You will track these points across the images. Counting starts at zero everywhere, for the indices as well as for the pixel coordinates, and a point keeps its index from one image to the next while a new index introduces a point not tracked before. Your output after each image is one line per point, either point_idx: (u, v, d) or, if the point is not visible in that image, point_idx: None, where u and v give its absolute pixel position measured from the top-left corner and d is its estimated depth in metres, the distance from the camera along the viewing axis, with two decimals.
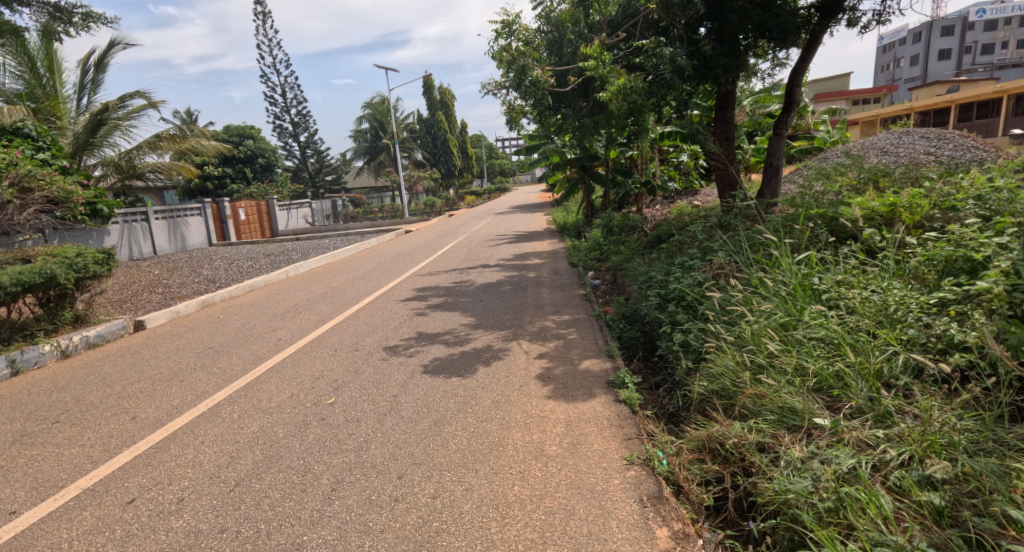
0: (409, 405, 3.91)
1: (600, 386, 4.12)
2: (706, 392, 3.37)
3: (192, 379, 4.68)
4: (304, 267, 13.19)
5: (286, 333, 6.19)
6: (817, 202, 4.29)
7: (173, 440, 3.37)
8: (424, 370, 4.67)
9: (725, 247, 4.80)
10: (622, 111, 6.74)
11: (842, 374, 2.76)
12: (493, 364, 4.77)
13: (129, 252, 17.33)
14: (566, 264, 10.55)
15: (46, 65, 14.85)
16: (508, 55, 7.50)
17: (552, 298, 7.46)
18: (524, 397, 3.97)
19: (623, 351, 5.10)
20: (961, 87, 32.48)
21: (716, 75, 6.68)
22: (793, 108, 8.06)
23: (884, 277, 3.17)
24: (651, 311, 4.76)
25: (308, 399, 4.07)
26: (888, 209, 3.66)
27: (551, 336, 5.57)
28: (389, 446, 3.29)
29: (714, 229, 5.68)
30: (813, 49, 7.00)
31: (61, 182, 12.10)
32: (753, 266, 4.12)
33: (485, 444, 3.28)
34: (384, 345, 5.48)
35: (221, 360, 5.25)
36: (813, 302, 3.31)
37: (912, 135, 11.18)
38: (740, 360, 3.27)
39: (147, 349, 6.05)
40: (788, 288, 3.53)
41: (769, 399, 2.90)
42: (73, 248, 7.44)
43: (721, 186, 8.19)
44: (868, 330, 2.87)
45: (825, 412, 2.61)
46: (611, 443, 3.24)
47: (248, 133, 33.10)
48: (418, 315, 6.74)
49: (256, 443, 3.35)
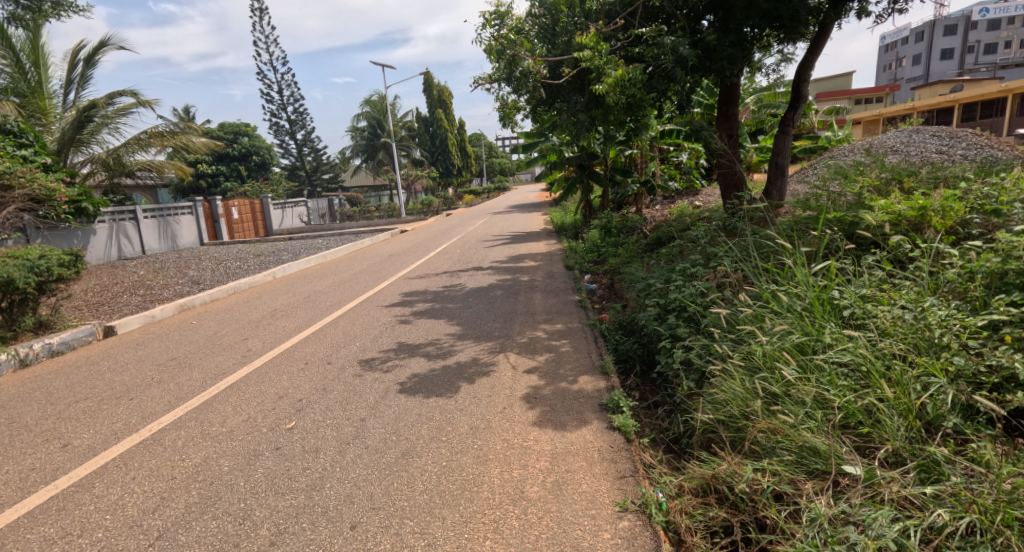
0: (377, 432, 3.47)
1: (592, 411, 3.69)
2: (711, 421, 2.96)
3: (142, 398, 4.23)
4: (292, 268, 12.76)
5: (257, 343, 5.77)
6: (834, 203, 3.82)
7: (99, 477, 2.96)
8: (401, 389, 4.23)
9: (731, 254, 4.37)
10: (620, 105, 6.31)
11: (873, 408, 2.33)
12: (477, 382, 4.34)
13: (117, 252, 16.86)
14: (562, 267, 10.12)
15: (32, 60, 14.39)
16: (499, 45, 7.04)
17: (545, 304, 7.04)
18: (508, 423, 3.55)
19: (619, 365, 4.69)
20: (964, 86, 32.13)
21: (721, 67, 6.24)
22: (800, 104, 7.62)
23: (916, 292, 2.74)
24: (649, 322, 4.35)
25: (265, 424, 3.63)
26: (917, 213, 3.19)
27: (542, 349, 5.13)
28: (348, 485, 2.86)
29: (718, 233, 5.24)
30: (822, 42, 6.68)
31: (43, 180, 11.64)
32: (763, 276, 3.67)
33: (457, 483, 2.85)
34: (360, 358, 5.04)
35: (179, 375, 4.81)
36: (834, 320, 2.88)
37: (922, 133, 10.72)
38: (750, 387, 2.85)
39: (106, 360, 5.61)
40: (804, 302, 3.09)
41: (785, 435, 2.48)
42: (38, 249, 7.01)
43: (725, 191, 7.75)
44: (902, 355, 2.45)
45: (855, 458, 2.18)
46: (602, 483, 2.80)
47: (243, 130, 32.31)
48: (401, 323, 6.32)
49: (195, 479, 2.93)
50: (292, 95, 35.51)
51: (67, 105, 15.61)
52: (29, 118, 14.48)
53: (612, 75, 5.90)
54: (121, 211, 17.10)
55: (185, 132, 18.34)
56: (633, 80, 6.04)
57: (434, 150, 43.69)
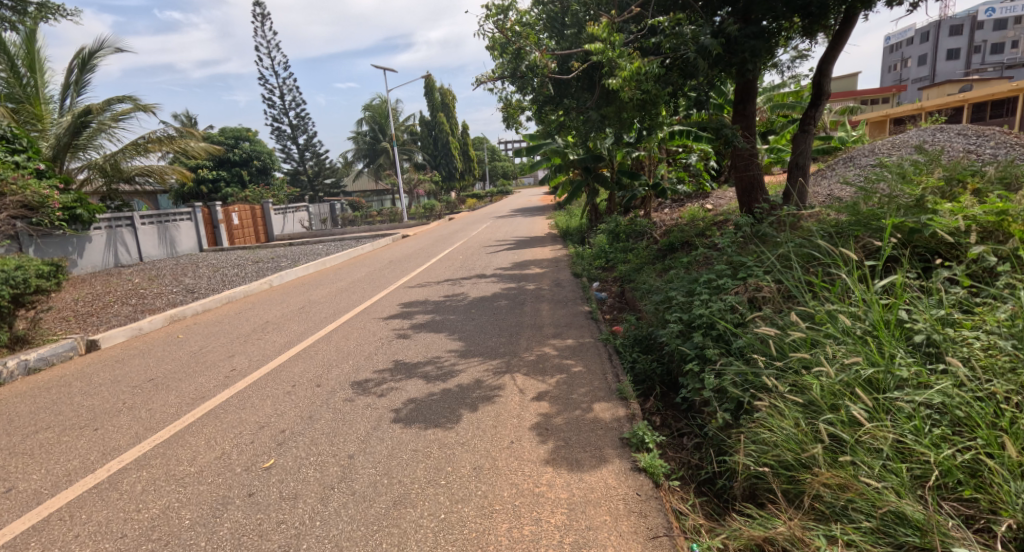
0: (366, 474, 3.02)
1: (613, 447, 3.21)
2: (758, 465, 2.51)
3: (108, 428, 3.79)
4: (290, 275, 12.34)
5: (243, 361, 5.34)
6: (888, 206, 3.34)
7: (36, 536, 2.53)
8: (394, 419, 3.76)
9: (765, 265, 3.91)
10: (634, 102, 5.85)
11: (977, 466, 1.90)
12: (481, 409, 3.87)
13: (115, 259, 16.50)
14: (569, 274, 9.65)
15: (27, 64, 14.16)
16: (503, 37, 6.59)
17: (553, 316, 6.57)
18: (515, 463, 3.08)
19: (638, 386, 4.24)
20: (974, 87, 31.59)
21: (743, 60, 5.79)
22: (823, 101, 7.16)
23: (1010, 315, 2.29)
24: (671, 340, 3.90)
25: (239, 463, 3.17)
26: (996, 218, 2.71)
27: (552, 370, 4.65)
28: (327, 546, 2.41)
29: (747, 240, 4.76)
30: (846, 34, 6.22)
31: (36, 186, 11.16)
32: (808, 290, 3.22)
33: (458, 544, 2.40)
34: (352, 380, 4.58)
35: (154, 399, 4.36)
36: (905, 347, 2.44)
37: (947, 132, 10.20)
38: (806, 428, 2.41)
39: (80, 380, 5.16)
40: (865, 324, 2.65)
41: (859, 494, 2.02)
42: (13, 259, 6.63)
43: (742, 196, 7.28)
44: (1006, 397, 2.00)
45: (966, 535, 1.74)
46: (632, 547, 2.34)
47: (243, 135, 32.07)
48: (399, 338, 5.88)
49: (148, 538, 2.49)
50: (294, 100, 35.40)
51: (63, 110, 15.25)
52: (24, 124, 14.10)
53: (625, 68, 5.47)
54: (117, 217, 16.75)
55: (184, 136, 17.98)
56: (648, 74, 5.60)
57: (435, 154, 43.49)
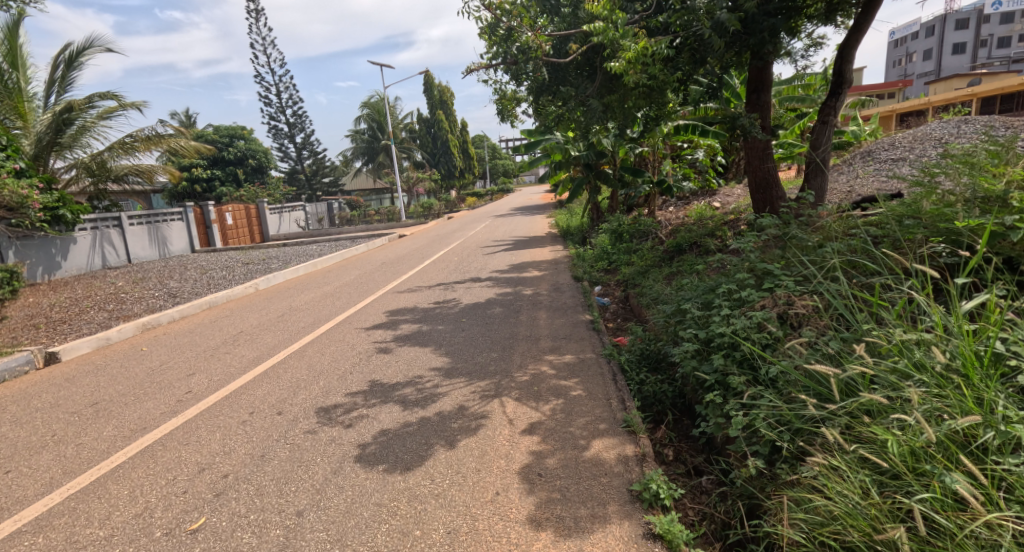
0: (313, 542, 2.42)
1: (619, 502, 2.61)
2: (810, 543, 1.91)
3: (21, 471, 3.21)
4: (278, 278, 11.77)
5: (202, 381, 4.74)
6: (959, 206, 2.72)
7: None
8: (358, 458, 3.16)
9: (798, 275, 3.31)
10: (640, 87, 5.24)
11: None
12: (461, 445, 3.27)
13: (101, 259, 15.87)
14: (570, 277, 9.05)
15: (10, 61, 13.17)
16: (493, 17, 5.97)
17: (552, 325, 5.98)
18: (499, 525, 2.49)
19: (647, 413, 3.63)
20: (982, 80, 30.80)
21: (760, 42, 5.20)
22: (844, 90, 6.51)
23: None
24: (686, 362, 3.29)
25: (160, 525, 2.58)
26: None
27: (548, 394, 4.03)
28: None
29: (773, 242, 4.13)
30: (872, 15, 5.56)
31: (15, 186, 10.58)
32: (861, 309, 2.61)
33: None
34: (319, 406, 3.98)
35: (88, 431, 3.77)
36: (1011, 391, 1.87)
37: (972, 123, 9.54)
38: (881, 500, 1.81)
39: (18, 404, 4.59)
40: (950, 357, 2.05)
41: None
42: None
43: (757, 194, 6.65)
44: None
45: None
46: None
47: (239, 133, 31.57)
48: (378, 353, 5.29)
49: None
50: (291, 98, 34.70)
51: (47, 108, 14.52)
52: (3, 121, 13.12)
53: (630, 49, 4.88)
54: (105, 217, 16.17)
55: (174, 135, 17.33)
56: (656, 55, 5.03)
57: (435, 152, 42.93)
